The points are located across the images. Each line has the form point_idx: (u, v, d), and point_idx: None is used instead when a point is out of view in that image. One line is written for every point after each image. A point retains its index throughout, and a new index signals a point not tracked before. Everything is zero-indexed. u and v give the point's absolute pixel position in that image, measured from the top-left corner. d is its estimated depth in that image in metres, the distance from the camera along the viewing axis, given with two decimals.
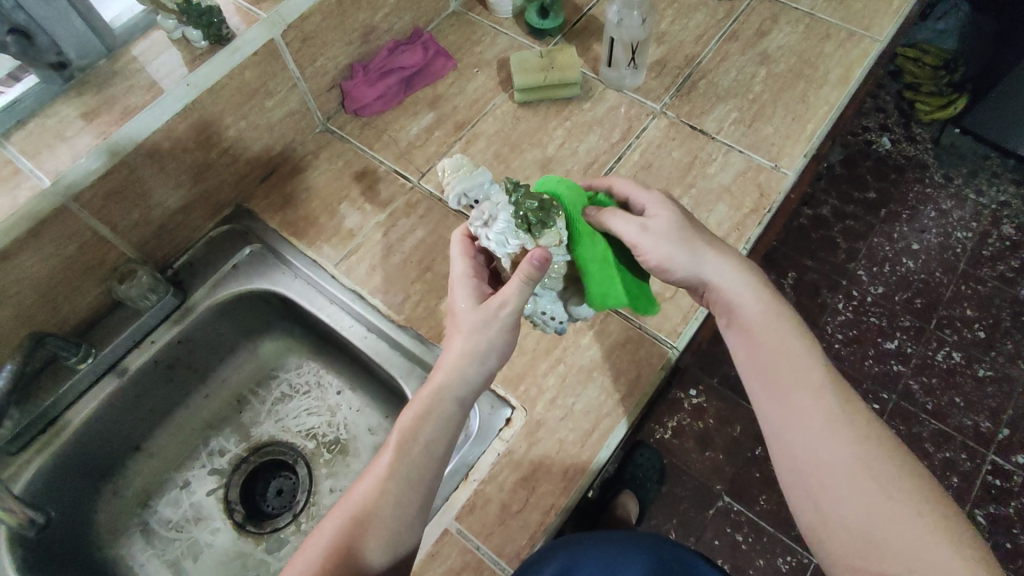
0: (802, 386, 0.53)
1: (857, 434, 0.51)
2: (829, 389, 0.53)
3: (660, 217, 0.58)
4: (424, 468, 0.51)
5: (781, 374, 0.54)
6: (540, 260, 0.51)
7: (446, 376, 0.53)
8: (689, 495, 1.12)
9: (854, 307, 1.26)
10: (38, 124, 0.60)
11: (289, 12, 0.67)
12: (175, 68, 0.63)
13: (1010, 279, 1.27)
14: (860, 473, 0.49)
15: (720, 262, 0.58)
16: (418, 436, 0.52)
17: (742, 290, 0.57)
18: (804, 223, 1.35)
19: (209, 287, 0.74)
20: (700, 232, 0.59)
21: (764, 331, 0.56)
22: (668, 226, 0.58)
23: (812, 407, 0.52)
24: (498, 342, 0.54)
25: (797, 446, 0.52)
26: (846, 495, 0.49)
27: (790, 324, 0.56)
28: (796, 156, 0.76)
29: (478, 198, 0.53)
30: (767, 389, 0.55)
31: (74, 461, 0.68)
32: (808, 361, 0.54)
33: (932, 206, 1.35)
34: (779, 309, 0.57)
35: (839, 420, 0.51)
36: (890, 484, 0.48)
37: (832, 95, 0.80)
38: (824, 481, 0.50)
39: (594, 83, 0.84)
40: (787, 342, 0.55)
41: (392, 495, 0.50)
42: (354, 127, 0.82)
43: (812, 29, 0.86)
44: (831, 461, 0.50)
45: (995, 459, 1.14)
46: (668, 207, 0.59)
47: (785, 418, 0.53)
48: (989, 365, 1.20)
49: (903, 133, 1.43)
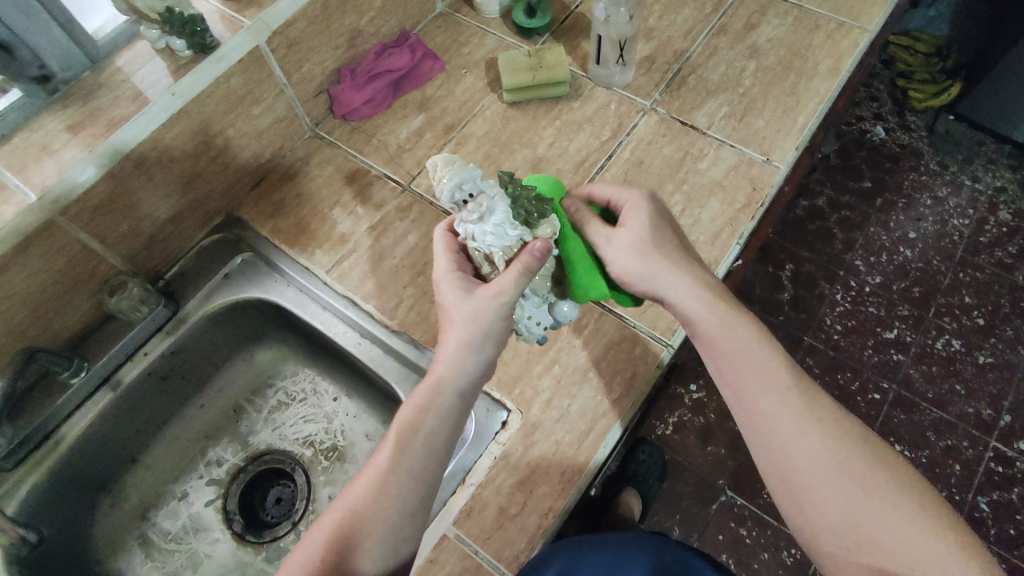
0: (771, 391, 0.52)
1: (828, 432, 0.51)
2: (796, 389, 0.52)
3: (630, 225, 0.58)
4: (423, 463, 0.52)
5: (749, 382, 0.53)
6: (542, 248, 0.52)
7: (443, 366, 0.54)
8: (691, 491, 1.12)
9: (852, 298, 1.26)
10: (23, 138, 0.60)
11: (273, 18, 0.66)
12: (160, 78, 0.63)
13: (1008, 265, 1.27)
14: (837, 472, 0.49)
15: (679, 274, 0.56)
16: (417, 429, 0.52)
17: (696, 303, 0.55)
18: (800, 215, 1.34)
19: (201, 296, 0.74)
20: (669, 242, 0.58)
21: (726, 340, 0.54)
22: (633, 236, 0.57)
23: (783, 411, 0.52)
24: (497, 328, 0.54)
25: (775, 451, 0.51)
26: (827, 495, 0.49)
27: (753, 328, 0.55)
28: (788, 150, 0.76)
29: (474, 190, 0.48)
30: (737, 396, 0.54)
31: (70, 475, 0.68)
32: (774, 363, 0.54)
33: (928, 194, 1.34)
34: (740, 315, 0.56)
35: (810, 421, 0.51)
36: (866, 479, 0.49)
37: (822, 87, 0.80)
38: (803, 484, 0.50)
39: (582, 81, 0.83)
40: (751, 346, 0.54)
41: (392, 489, 0.51)
42: (343, 132, 0.82)
43: (801, 21, 0.85)
44: (807, 464, 0.50)
45: (997, 445, 1.13)
46: (642, 213, 0.59)
47: (759, 424, 0.52)
48: (989, 352, 1.20)
49: (897, 121, 1.43)
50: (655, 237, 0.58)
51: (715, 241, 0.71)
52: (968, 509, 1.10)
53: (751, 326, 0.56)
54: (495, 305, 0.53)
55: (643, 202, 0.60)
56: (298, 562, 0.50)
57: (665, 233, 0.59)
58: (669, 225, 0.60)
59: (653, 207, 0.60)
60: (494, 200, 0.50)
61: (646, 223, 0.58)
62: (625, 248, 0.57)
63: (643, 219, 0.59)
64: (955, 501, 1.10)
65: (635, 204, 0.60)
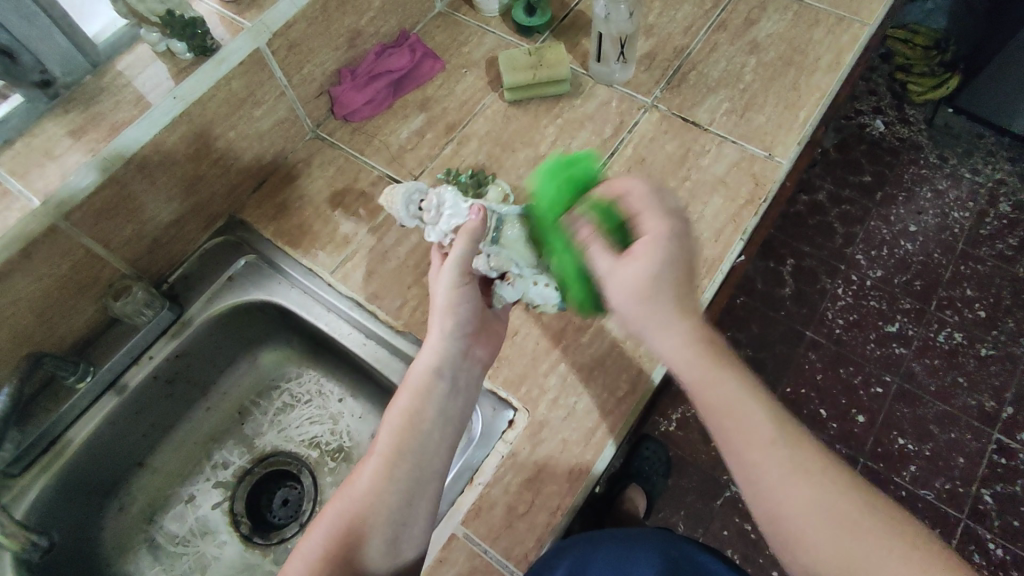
0: (756, 447, 0.50)
1: (817, 482, 0.50)
2: (781, 443, 0.50)
3: (642, 263, 0.51)
4: (420, 445, 0.54)
5: (736, 437, 0.51)
6: (476, 209, 0.57)
7: (428, 352, 0.58)
8: (696, 487, 1.12)
9: (854, 292, 1.26)
10: (26, 143, 0.60)
11: (274, 19, 0.66)
12: (161, 82, 0.63)
13: (1009, 257, 1.27)
14: (828, 521, 0.48)
15: (670, 333, 0.52)
16: (411, 413, 0.55)
17: (684, 368, 0.52)
18: (801, 210, 1.34)
19: (205, 299, 0.74)
20: (668, 294, 0.52)
21: (711, 397, 0.52)
22: (631, 282, 0.51)
23: (771, 466, 0.50)
24: (473, 306, 0.59)
25: (767, 501, 0.50)
26: (820, 543, 0.48)
27: (742, 382, 0.52)
28: (790, 145, 0.76)
29: (421, 194, 0.59)
30: (727, 449, 0.52)
31: (77, 480, 0.68)
32: (759, 419, 0.51)
33: (929, 187, 1.34)
34: (724, 371, 0.52)
35: (796, 473, 0.50)
36: (858, 527, 0.48)
37: (823, 81, 0.80)
38: (796, 534, 0.49)
39: (583, 78, 0.83)
40: (740, 401, 0.51)
41: (393, 474, 0.53)
42: (345, 133, 0.82)
43: (801, 16, 0.85)
44: (799, 514, 0.49)
45: (1000, 438, 1.14)
46: (661, 254, 0.51)
47: (750, 476, 0.51)
48: (991, 344, 1.20)
49: (897, 115, 1.43)
50: (663, 285, 0.51)
51: (719, 237, 0.71)
52: (972, 502, 1.10)
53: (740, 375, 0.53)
54: (450, 275, 0.57)
55: (664, 242, 0.52)
56: (305, 557, 0.50)
57: (675, 284, 0.52)
58: (683, 272, 0.52)
59: (674, 248, 0.52)
60: (440, 193, 0.58)
61: (657, 270, 0.51)
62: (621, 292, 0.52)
63: (654, 265, 0.51)
64: (959, 494, 1.11)
65: (656, 239, 0.52)
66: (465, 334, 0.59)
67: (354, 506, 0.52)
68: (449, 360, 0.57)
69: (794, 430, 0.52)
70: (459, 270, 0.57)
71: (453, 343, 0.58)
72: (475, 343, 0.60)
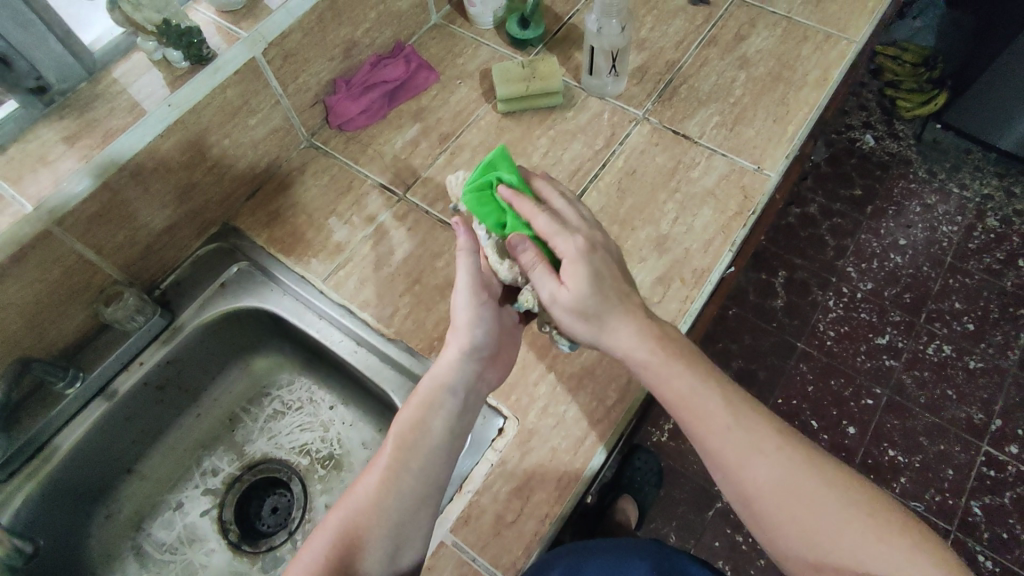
0: (713, 433, 0.53)
1: (775, 462, 0.51)
2: (737, 426, 0.53)
3: (570, 283, 0.54)
4: (427, 457, 0.55)
5: (693, 426, 0.54)
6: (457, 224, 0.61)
7: (442, 365, 0.59)
8: (687, 498, 1.12)
9: (844, 304, 1.27)
10: (20, 148, 0.60)
11: (269, 30, 0.67)
12: (156, 90, 0.64)
13: (996, 270, 1.29)
14: (791, 497, 0.50)
15: (619, 335, 0.55)
16: (421, 426, 0.56)
17: (639, 360, 0.55)
18: (792, 222, 1.36)
19: (197, 306, 0.74)
20: (609, 307, 0.55)
21: (662, 388, 0.55)
22: (571, 301, 0.54)
23: (729, 449, 0.52)
24: (490, 331, 0.60)
25: (732, 484, 0.52)
26: (785, 520, 0.50)
27: (694, 370, 0.55)
28: (779, 158, 0.77)
29: None
30: (689, 435, 0.55)
31: (65, 486, 0.68)
32: (713, 405, 0.53)
33: (918, 201, 1.36)
34: (675, 362, 0.54)
35: (754, 453, 0.52)
36: (820, 503, 0.50)
37: (811, 97, 0.81)
38: (762, 514, 0.51)
39: (576, 91, 0.84)
40: (691, 389, 0.54)
41: (398, 483, 0.54)
42: (339, 142, 0.83)
43: (789, 32, 0.87)
44: (762, 494, 0.51)
45: (989, 450, 1.14)
46: (581, 272, 0.54)
47: (711, 461, 0.53)
48: (980, 357, 1.21)
49: (886, 130, 1.45)
50: (596, 299, 0.54)
51: (708, 249, 0.72)
52: (962, 514, 1.10)
53: (694, 368, 0.55)
54: (465, 294, 0.60)
55: (584, 258, 0.54)
56: (305, 563, 0.51)
57: (611, 290, 0.55)
58: (612, 270, 0.56)
59: (592, 262, 0.55)
60: None
61: (589, 285, 0.54)
62: (567, 314, 0.55)
63: (585, 282, 0.54)
64: (948, 506, 1.11)
65: (574, 259, 0.54)
66: (480, 355, 0.60)
67: (357, 512, 0.53)
68: (462, 377, 0.58)
69: (751, 413, 0.54)
70: (474, 289, 0.60)
71: (468, 361, 0.59)
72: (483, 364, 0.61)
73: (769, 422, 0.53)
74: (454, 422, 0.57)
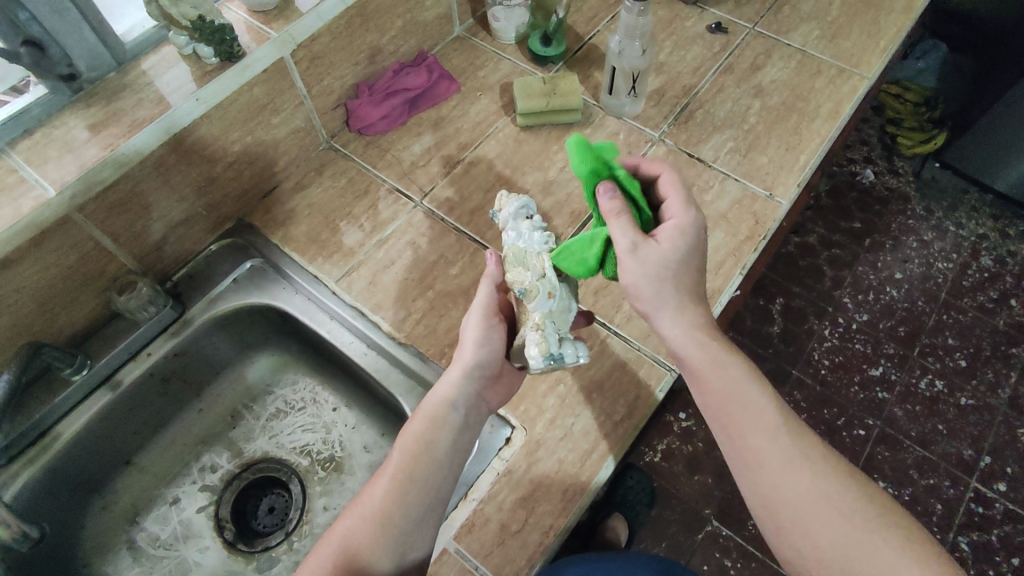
0: (757, 431, 0.53)
1: (813, 470, 0.52)
2: (783, 429, 0.53)
3: (666, 241, 0.55)
4: (430, 473, 0.54)
5: (737, 422, 0.54)
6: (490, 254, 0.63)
7: (447, 381, 0.59)
8: (678, 519, 1.12)
9: (840, 334, 1.29)
10: (45, 133, 0.60)
11: (299, 32, 0.68)
12: (184, 83, 0.64)
13: (989, 309, 1.31)
14: (824, 507, 0.50)
15: (682, 314, 0.56)
16: (425, 441, 0.56)
17: (690, 339, 0.56)
18: (792, 251, 1.38)
19: (208, 298, 0.74)
20: (682, 280, 0.56)
21: (713, 377, 0.55)
22: (661, 255, 0.55)
23: (772, 449, 0.52)
24: (499, 350, 0.60)
25: (766, 485, 0.52)
26: (814, 528, 0.50)
27: (745, 369, 0.56)
28: (790, 186, 0.78)
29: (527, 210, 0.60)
30: (727, 434, 0.55)
31: (63, 475, 0.67)
32: (762, 404, 0.54)
33: (915, 237, 1.39)
34: (731, 356, 0.55)
35: (794, 458, 0.52)
36: (854, 515, 0.50)
37: (823, 128, 0.83)
38: (792, 518, 0.51)
39: (594, 109, 0.86)
40: (743, 387, 0.54)
41: (401, 499, 0.53)
42: (358, 145, 0.83)
43: (804, 65, 0.89)
44: (796, 498, 0.51)
45: (977, 486, 1.15)
46: (682, 235, 0.56)
47: (748, 460, 0.53)
48: (971, 394, 1.23)
49: (886, 165, 1.48)
50: (677, 266, 0.55)
51: (719, 270, 0.73)
52: (948, 548, 1.11)
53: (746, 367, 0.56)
54: (479, 313, 0.60)
55: (693, 225, 0.57)
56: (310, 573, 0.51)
57: (690, 268, 0.56)
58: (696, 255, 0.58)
59: (694, 235, 0.57)
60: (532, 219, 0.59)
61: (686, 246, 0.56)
62: (645, 270, 0.55)
63: (682, 245, 0.56)
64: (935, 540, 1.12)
65: (683, 225, 0.56)
66: (485, 372, 0.60)
67: (362, 520, 0.53)
68: (466, 393, 0.58)
69: (794, 420, 0.54)
70: (488, 309, 0.60)
71: (472, 378, 0.59)
72: (495, 377, 0.61)
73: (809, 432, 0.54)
74: (457, 438, 0.57)
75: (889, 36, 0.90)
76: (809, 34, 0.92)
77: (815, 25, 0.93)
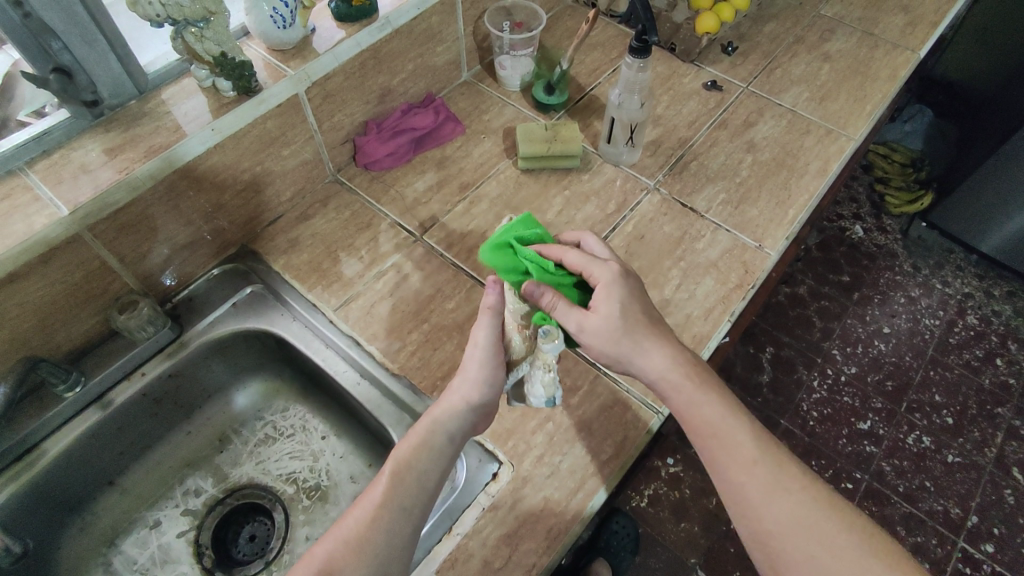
0: (737, 463, 0.54)
1: (795, 499, 0.53)
2: (761, 461, 0.54)
3: (603, 306, 0.58)
4: (414, 502, 0.55)
5: (718, 456, 0.55)
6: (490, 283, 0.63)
7: (442, 413, 0.59)
8: (662, 568, 1.11)
9: (829, 385, 1.30)
10: (62, 155, 0.62)
11: (314, 71, 0.72)
12: (200, 114, 0.66)
13: (975, 366, 1.33)
14: (807, 537, 0.51)
15: (653, 357, 0.58)
16: (415, 470, 0.56)
17: (669, 380, 0.58)
18: (781, 300, 1.41)
19: (208, 322, 0.75)
20: (641, 327, 0.58)
21: (694, 417, 0.57)
22: (601, 328, 0.58)
23: (750, 482, 0.53)
24: (496, 391, 0.62)
25: (750, 520, 0.53)
26: (797, 560, 0.51)
27: (723, 402, 0.57)
28: (779, 238, 0.81)
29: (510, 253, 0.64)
30: (710, 467, 0.56)
31: (45, 493, 0.66)
32: (740, 437, 0.55)
33: (902, 293, 1.42)
34: (708, 392, 0.57)
35: (775, 490, 0.53)
36: (834, 543, 0.51)
37: (812, 185, 0.86)
38: (777, 551, 0.52)
39: (593, 156, 0.90)
40: (720, 423, 0.56)
41: (384, 524, 0.53)
42: (363, 179, 0.86)
43: (794, 124, 0.93)
44: (779, 529, 0.52)
45: (965, 546, 1.14)
46: (614, 297, 0.58)
47: (730, 493, 0.55)
48: (958, 451, 1.23)
49: (874, 223, 1.53)
50: (626, 322, 0.58)
51: (708, 316, 0.75)
52: None
53: (725, 403, 0.57)
54: (482, 347, 0.61)
55: (616, 282, 0.59)
56: None
57: (640, 316, 0.59)
58: (643, 303, 0.60)
59: (625, 287, 0.60)
60: None
61: (619, 311, 0.58)
62: (598, 337, 0.58)
63: (616, 308, 0.58)
64: None
65: (608, 286, 0.59)
66: (478, 411, 0.61)
67: (343, 544, 0.51)
68: (459, 427, 0.59)
69: (776, 449, 0.55)
70: (492, 347, 0.61)
71: (467, 416, 0.60)
72: (481, 423, 0.62)
73: (793, 462, 0.55)
74: (442, 470, 0.58)
75: (874, 102, 0.95)
76: (799, 95, 0.97)
77: (805, 88, 0.98)
